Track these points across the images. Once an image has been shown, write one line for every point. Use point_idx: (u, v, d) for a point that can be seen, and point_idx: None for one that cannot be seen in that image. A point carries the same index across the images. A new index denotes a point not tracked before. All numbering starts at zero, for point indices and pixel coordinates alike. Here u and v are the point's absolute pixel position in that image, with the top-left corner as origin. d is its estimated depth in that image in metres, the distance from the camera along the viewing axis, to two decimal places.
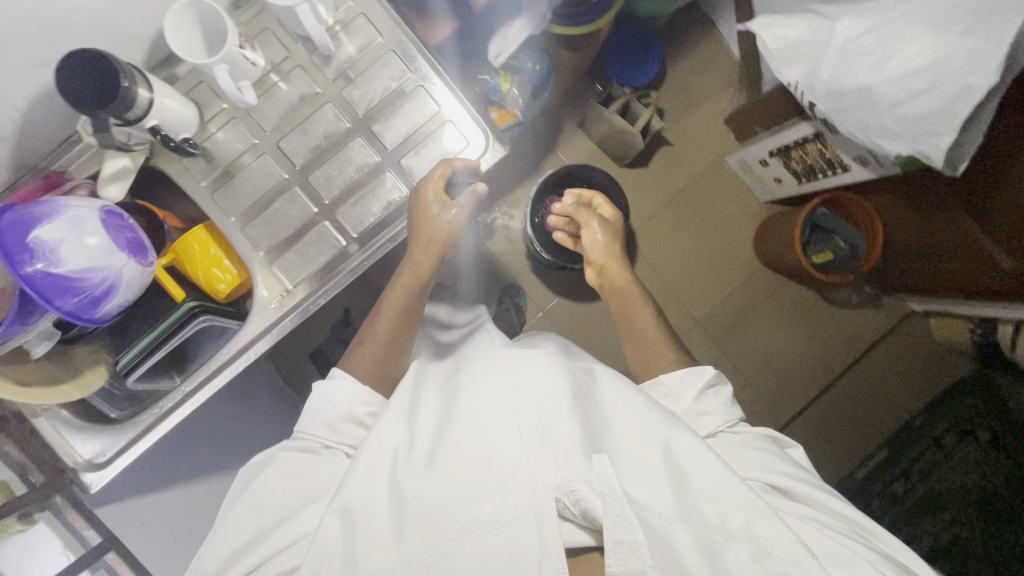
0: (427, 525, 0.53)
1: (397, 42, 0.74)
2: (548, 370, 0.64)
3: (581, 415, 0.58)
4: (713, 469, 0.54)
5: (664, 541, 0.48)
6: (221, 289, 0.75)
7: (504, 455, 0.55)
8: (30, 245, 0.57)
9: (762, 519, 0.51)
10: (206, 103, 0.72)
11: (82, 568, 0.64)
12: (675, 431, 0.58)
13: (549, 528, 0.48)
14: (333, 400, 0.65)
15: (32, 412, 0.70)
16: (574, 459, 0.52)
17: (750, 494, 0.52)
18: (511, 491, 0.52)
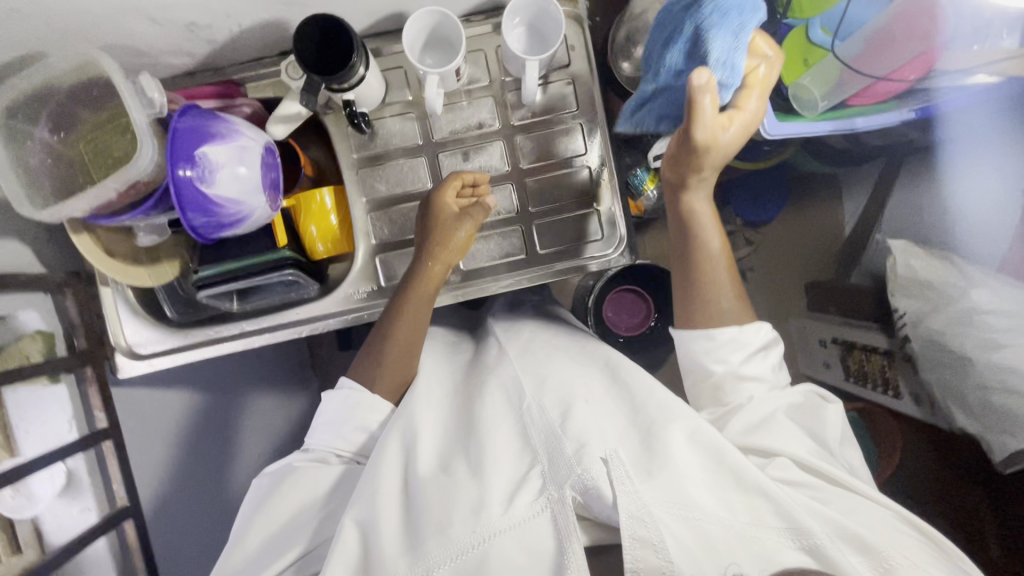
0: (442, 530, 0.51)
1: (589, 118, 0.74)
2: (570, 376, 0.63)
3: (585, 418, 0.57)
4: (710, 453, 0.54)
5: (680, 535, 0.48)
6: (318, 250, 0.75)
7: (516, 461, 0.56)
8: (194, 156, 0.58)
9: (778, 513, 0.51)
10: (393, 87, 0.73)
11: (84, 447, 0.67)
12: (675, 415, 0.56)
13: (562, 520, 0.49)
14: (350, 411, 0.63)
15: (102, 279, 0.71)
16: (584, 464, 0.51)
17: (765, 485, 0.52)
18: (524, 491, 0.52)
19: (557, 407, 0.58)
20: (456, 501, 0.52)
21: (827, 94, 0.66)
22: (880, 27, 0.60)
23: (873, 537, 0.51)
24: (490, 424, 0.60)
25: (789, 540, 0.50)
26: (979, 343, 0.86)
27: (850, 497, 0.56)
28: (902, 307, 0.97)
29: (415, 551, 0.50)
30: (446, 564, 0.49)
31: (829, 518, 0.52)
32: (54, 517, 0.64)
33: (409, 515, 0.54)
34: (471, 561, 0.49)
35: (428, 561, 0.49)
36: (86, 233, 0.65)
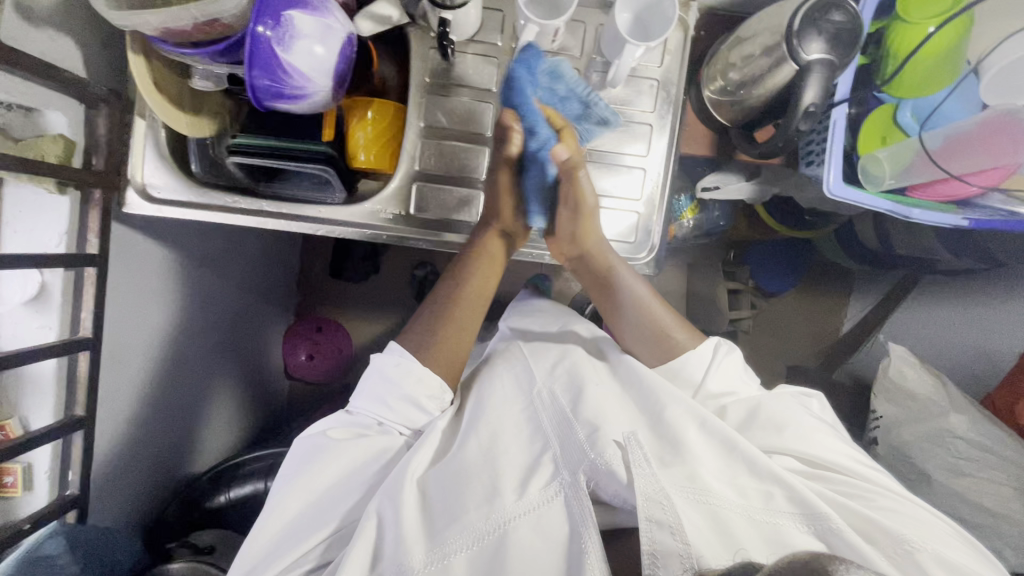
0: (456, 514, 0.55)
1: (660, 123, 0.74)
2: (585, 363, 0.70)
3: (591, 406, 0.62)
4: (720, 445, 0.59)
5: (696, 519, 0.52)
6: (358, 160, 0.75)
7: (530, 445, 0.61)
8: (281, 16, 0.57)
9: (794, 501, 0.55)
10: (486, 28, 0.73)
11: (71, 266, 0.64)
12: (683, 409, 0.62)
13: (576, 507, 0.53)
14: (394, 379, 0.65)
15: (140, 111, 0.69)
16: (597, 448, 0.56)
17: (778, 474, 0.56)
18: (536, 477, 0.56)
19: (567, 393, 0.65)
20: (472, 483, 0.57)
21: (898, 174, 0.67)
22: (965, 130, 0.61)
23: (887, 522, 0.55)
24: (501, 411, 0.65)
25: (803, 526, 0.54)
26: (942, 465, 0.88)
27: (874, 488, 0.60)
28: (880, 409, 0.98)
29: (435, 538, 0.54)
30: (465, 549, 0.53)
31: (846, 507, 0.57)
32: (11, 325, 0.65)
33: (430, 492, 0.58)
34: (489, 545, 0.53)
35: (444, 547, 0.53)
36: (142, 58, 0.63)
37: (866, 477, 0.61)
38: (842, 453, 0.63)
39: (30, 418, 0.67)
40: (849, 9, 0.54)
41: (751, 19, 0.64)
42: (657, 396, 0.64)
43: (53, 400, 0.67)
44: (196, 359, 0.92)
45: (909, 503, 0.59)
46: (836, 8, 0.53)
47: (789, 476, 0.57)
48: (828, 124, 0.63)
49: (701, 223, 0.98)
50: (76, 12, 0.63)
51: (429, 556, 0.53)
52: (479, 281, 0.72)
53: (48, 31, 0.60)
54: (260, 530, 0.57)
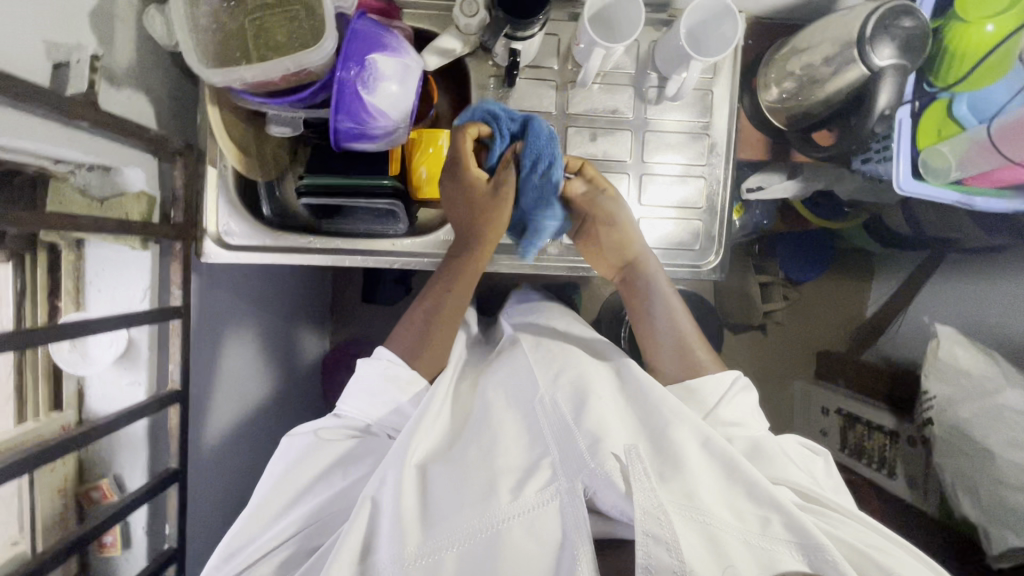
0: (443, 521, 0.54)
1: (717, 132, 0.76)
2: (586, 375, 0.68)
3: (595, 415, 0.61)
4: (720, 465, 0.58)
5: (692, 537, 0.50)
6: (424, 194, 0.77)
7: (530, 448, 0.60)
8: (364, 61, 0.57)
9: (789, 527, 0.53)
10: (543, 53, 0.74)
11: (160, 320, 0.64)
12: (682, 426, 0.62)
13: (570, 514, 0.53)
14: (385, 386, 0.66)
15: (212, 159, 0.69)
16: (598, 457, 0.55)
17: (778, 500, 0.55)
18: (533, 480, 0.56)
19: (570, 402, 0.63)
20: (471, 483, 0.56)
21: (959, 164, 0.68)
22: (1020, 117, 0.61)
23: (880, 556, 0.54)
24: (503, 420, 0.63)
25: (798, 554, 0.51)
26: (1002, 439, 0.90)
27: (862, 527, 0.58)
28: (933, 390, 1.02)
29: (426, 540, 0.53)
30: (453, 548, 0.53)
31: (835, 536, 0.55)
32: (101, 385, 0.66)
33: (423, 492, 0.58)
34: (480, 543, 0.52)
35: (436, 544, 0.53)
36: (217, 108, 0.64)
37: (859, 519, 0.59)
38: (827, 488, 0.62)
39: (123, 477, 0.68)
40: (918, 16, 0.56)
41: (808, 29, 0.66)
42: (664, 414, 0.63)
43: (146, 457, 0.67)
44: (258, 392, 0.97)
45: (889, 544, 0.57)
46: (906, 15, 0.55)
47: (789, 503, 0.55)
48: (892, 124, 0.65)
49: (744, 222, 1.00)
50: (148, 70, 0.63)
51: (421, 549, 0.53)
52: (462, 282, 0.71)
53: (127, 91, 0.60)
54: (242, 525, 0.59)
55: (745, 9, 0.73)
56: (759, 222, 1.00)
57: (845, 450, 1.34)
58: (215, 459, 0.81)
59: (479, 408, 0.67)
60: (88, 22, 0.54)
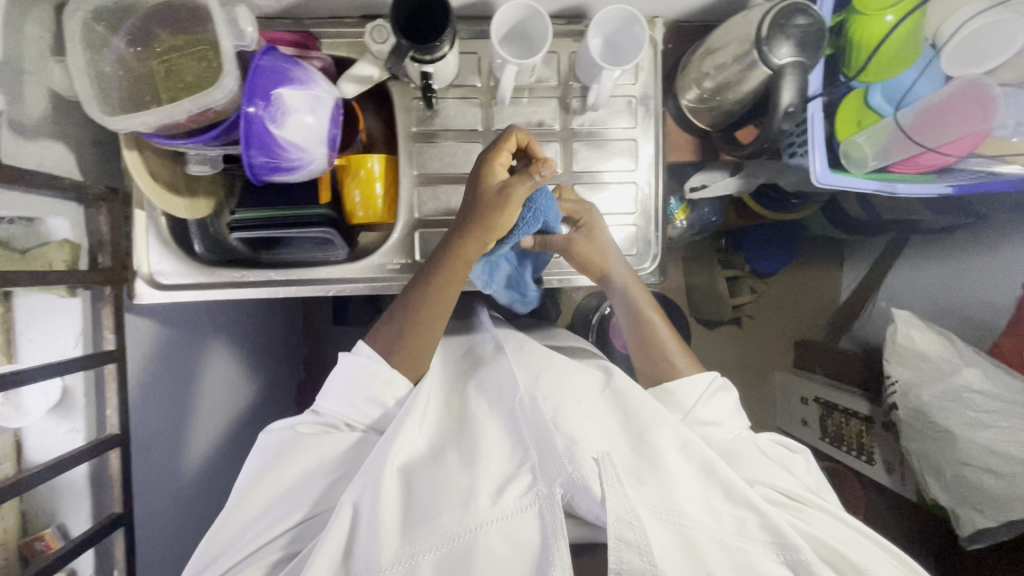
0: (422, 526, 0.53)
1: (644, 137, 0.76)
2: (564, 380, 0.65)
3: (576, 417, 0.59)
4: (699, 465, 0.58)
5: (666, 540, 0.51)
6: (357, 217, 0.76)
7: (510, 451, 0.58)
8: (271, 96, 0.58)
9: (765, 528, 0.54)
10: (464, 71, 0.75)
11: (92, 365, 0.64)
12: (664, 427, 0.60)
13: (549, 517, 0.50)
14: (362, 380, 0.65)
15: (140, 202, 0.70)
16: (577, 462, 0.52)
17: (752, 500, 0.55)
18: (513, 484, 0.54)
19: (550, 403, 0.61)
20: (450, 489, 0.55)
21: (878, 154, 0.69)
22: (935, 103, 0.64)
23: (853, 554, 0.55)
24: (483, 427, 0.61)
25: (774, 555, 0.53)
26: (963, 419, 0.90)
27: (836, 524, 0.59)
28: (896, 374, 1.01)
29: (402, 540, 0.52)
30: (430, 553, 0.51)
31: (810, 535, 0.56)
32: (37, 435, 0.65)
33: (405, 495, 0.56)
34: (459, 548, 0.51)
35: (412, 550, 0.51)
36: (136, 152, 0.64)
37: (837, 520, 0.59)
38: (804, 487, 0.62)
39: (67, 524, 0.68)
40: (812, 13, 0.57)
41: (718, 30, 0.66)
42: (645, 414, 0.61)
43: (88, 504, 0.68)
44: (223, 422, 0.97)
45: (863, 539, 0.58)
46: (800, 13, 0.56)
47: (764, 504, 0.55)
48: (807, 117, 0.65)
49: (693, 220, 1.00)
50: (63, 118, 0.63)
51: (399, 553, 0.51)
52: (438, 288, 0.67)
53: (41, 141, 0.60)
54: (223, 527, 0.59)
55: (660, 14, 0.74)
56: (708, 219, 1.01)
57: (824, 438, 1.32)
58: (188, 491, 0.82)
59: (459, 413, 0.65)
60: None
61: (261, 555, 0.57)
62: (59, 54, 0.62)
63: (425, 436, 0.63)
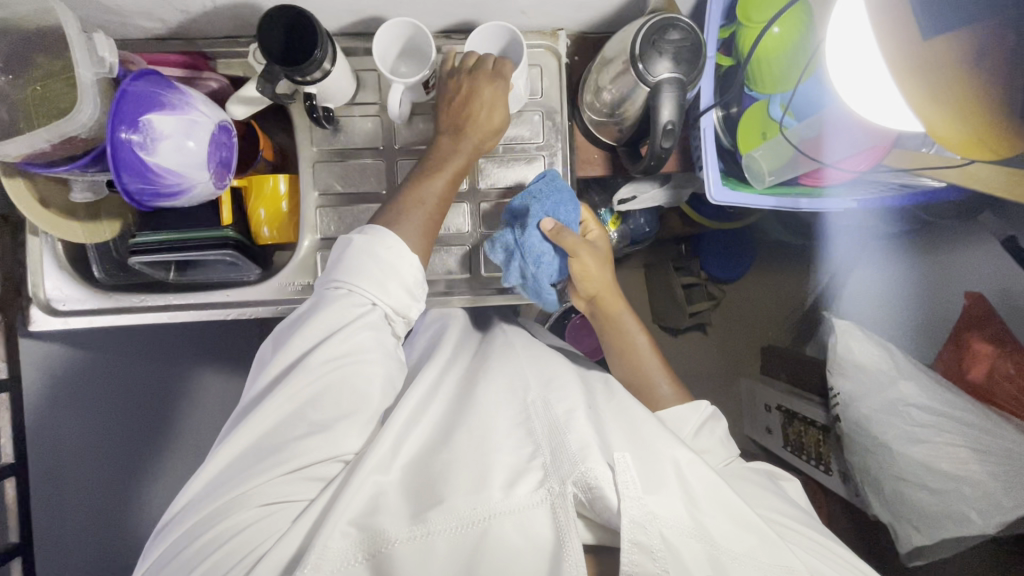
0: (440, 507, 0.52)
1: (552, 152, 0.74)
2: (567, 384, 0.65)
3: (589, 424, 0.58)
4: (707, 481, 0.55)
5: (680, 553, 0.50)
6: (263, 235, 0.76)
7: (520, 445, 0.57)
8: (138, 121, 0.57)
9: (771, 554, 0.52)
10: (365, 88, 0.73)
11: None
12: (673, 442, 0.57)
13: (562, 516, 0.50)
14: (371, 273, 0.58)
15: (33, 229, 0.69)
16: (588, 462, 0.52)
17: (758, 522, 0.53)
18: (524, 480, 0.53)
19: (565, 406, 0.61)
20: (460, 476, 0.54)
21: (776, 170, 0.66)
22: (835, 116, 0.60)
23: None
24: (491, 418, 0.60)
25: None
26: (901, 434, 0.88)
27: (836, 554, 0.57)
28: (837, 386, 0.98)
29: (418, 517, 0.52)
30: (447, 534, 0.51)
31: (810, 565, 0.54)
32: None
33: (411, 485, 0.56)
34: (469, 537, 0.51)
35: (429, 528, 0.51)
36: (20, 179, 0.64)
37: (839, 552, 0.58)
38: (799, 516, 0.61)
39: None
40: (686, 25, 0.55)
41: (611, 42, 0.64)
42: (651, 425, 0.59)
43: None
44: None
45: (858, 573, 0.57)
46: (672, 27, 0.54)
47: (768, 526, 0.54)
48: (700, 132, 0.63)
49: (628, 231, 0.99)
50: None
51: (410, 531, 0.51)
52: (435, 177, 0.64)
53: None
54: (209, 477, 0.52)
55: (563, 26, 0.72)
56: (644, 230, 0.99)
57: (786, 446, 1.29)
58: (150, 509, 0.80)
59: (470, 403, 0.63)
60: None
61: (246, 502, 0.50)
62: None
63: (426, 427, 0.61)
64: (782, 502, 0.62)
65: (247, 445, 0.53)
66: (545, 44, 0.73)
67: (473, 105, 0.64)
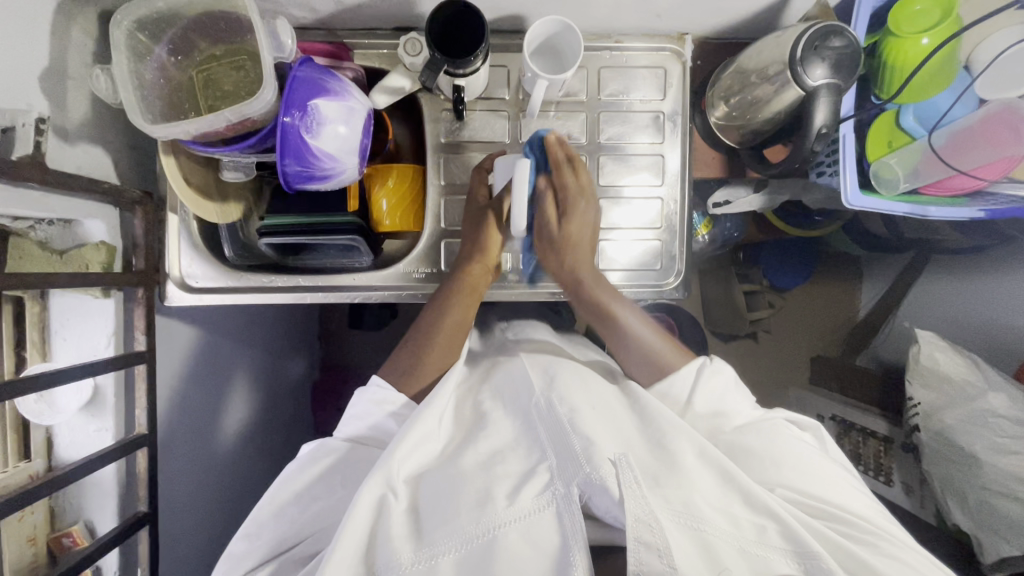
0: (444, 524, 0.51)
1: (670, 153, 0.76)
2: (581, 382, 0.64)
3: (592, 422, 0.57)
4: (717, 471, 0.55)
5: (684, 545, 0.48)
6: (384, 225, 0.77)
7: (526, 455, 0.56)
8: (307, 106, 0.59)
9: (786, 536, 0.51)
10: (493, 84, 0.75)
11: (122, 367, 0.65)
12: (681, 431, 0.58)
13: (569, 520, 0.50)
14: (375, 404, 0.64)
15: (173, 206, 0.73)
16: (593, 463, 0.51)
17: (773, 507, 0.52)
18: (530, 484, 0.53)
19: (567, 405, 0.59)
20: (465, 489, 0.53)
21: (910, 176, 0.69)
22: (968, 126, 0.65)
23: (880, 564, 0.51)
24: (498, 425, 0.60)
25: (793, 562, 0.50)
26: (988, 445, 0.89)
27: (875, 530, 0.55)
28: (917, 396, 1.00)
29: (423, 540, 0.51)
30: (454, 551, 0.50)
31: (836, 545, 0.53)
32: (68, 432, 0.66)
33: (420, 500, 0.55)
34: (477, 550, 0.50)
35: (434, 549, 0.50)
36: (172, 157, 0.65)
37: (877, 524, 0.56)
38: (835, 492, 0.59)
39: (94, 521, 0.69)
40: (848, 35, 0.57)
41: (748, 48, 0.66)
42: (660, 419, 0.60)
43: (116, 501, 0.68)
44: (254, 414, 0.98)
45: (897, 542, 0.55)
46: (835, 35, 0.56)
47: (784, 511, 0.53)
48: (838, 138, 0.66)
49: (716, 235, 1.00)
50: (102, 124, 0.65)
51: (418, 555, 0.50)
52: (461, 312, 0.71)
53: (81, 145, 0.62)
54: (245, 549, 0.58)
55: (688, 31, 0.75)
56: (732, 233, 1.00)
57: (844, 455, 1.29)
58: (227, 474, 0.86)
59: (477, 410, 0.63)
60: (38, 84, 0.56)
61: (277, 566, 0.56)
62: (101, 60, 0.64)
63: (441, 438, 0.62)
64: (817, 478, 0.60)
65: (276, 514, 0.58)
66: (671, 48, 0.75)
67: (486, 241, 0.72)
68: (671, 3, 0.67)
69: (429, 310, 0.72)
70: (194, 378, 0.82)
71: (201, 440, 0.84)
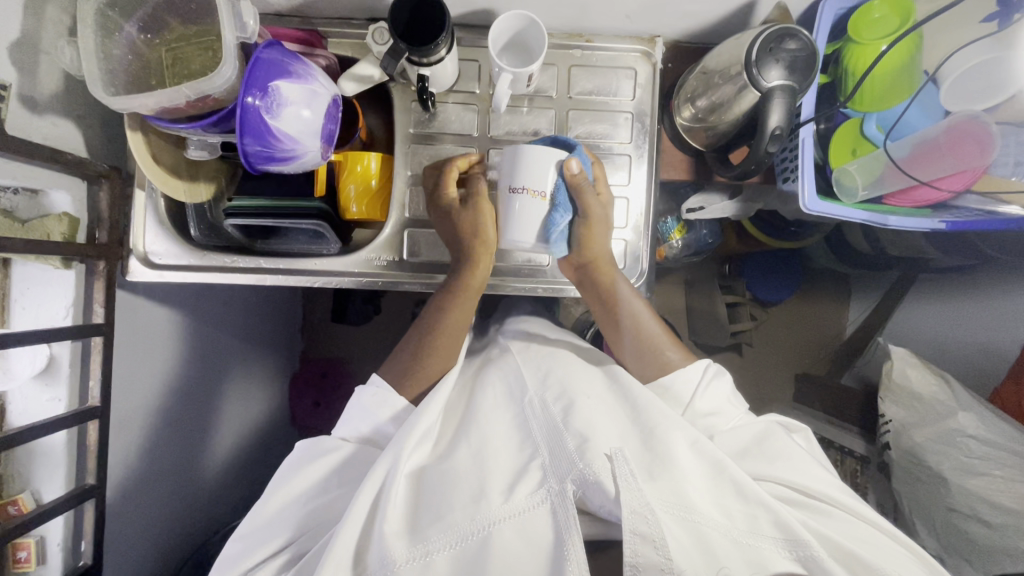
0: (442, 520, 0.51)
1: (638, 153, 0.77)
2: (573, 378, 0.64)
3: (586, 418, 0.57)
4: (709, 465, 0.54)
5: (680, 536, 0.48)
6: (351, 212, 0.77)
7: (518, 450, 0.56)
8: (268, 87, 0.60)
9: (777, 525, 0.51)
10: (464, 78, 0.76)
11: (77, 337, 0.66)
12: (674, 426, 0.57)
13: (562, 512, 0.49)
14: None
15: (141, 183, 0.74)
16: (587, 458, 0.51)
17: (765, 497, 0.52)
18: (525, 480, 0.52)
19: (558, 403, 0.60)
20: (458, 486, 0.53)
21: (870, 184, 0.69)
22: (931, 137, 0.64)
23: (870, 556, 0.51)
24: (491, 422, 0.60)
25: (784, 551, 0.50)
26: (956, 465, 0.87)
27: (855, 520, 0.56)
28: (889, 413, 0.98)
29: (417, 533, 0.51)
30: (448, 548, 0.50)
31: (825, 536, 0.52)
32: (22, 400, 0.66)
33: (416, 493, 0.55)
34: (472, 546, 0.50)
35: (429, 544, 0.50)
36: (140, 134, 0.66)
37: (857, 512, 0.56)
38: (825, 484, 0.58)
39: (42, 490, 0.68)
40: (802, 37, 0.57)
41: (713, 50, 0.67)
42: (654, 410, 0.59)
43: (64, 472, 0.68)
44: (223, 399, 0.98)
45: (876, 532, 0.55)
46: (789, 37, 0.57)
47: (776, 501, 0.53)
48: (798, 142, 0.66)
49: (691, 241, 1.00)
50: (73, 97, 0.66)
51: (412, 552, 0.50)
52: (455, 313, 0.71)
53: (49, 117, 0.63)
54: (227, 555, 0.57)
55: (660, 33, 0.75)
56: (707, 240, 1.00)
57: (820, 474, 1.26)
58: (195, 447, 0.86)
59: (470, 409, 0.63)
60: (7, 52, 0.58)
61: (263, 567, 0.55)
62: (75, 36, 0.65)
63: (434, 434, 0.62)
64: (807, 468, 0.59)
65: (266, 521, 0.58)
66: (642, 49, 0.75)
67: (472, 233, 0.71)
68: (638, 4, 0.68)
69: (426, 312, 0.73)
70: (158, 357, 0.82)
71: (165, 417, 0.83)
